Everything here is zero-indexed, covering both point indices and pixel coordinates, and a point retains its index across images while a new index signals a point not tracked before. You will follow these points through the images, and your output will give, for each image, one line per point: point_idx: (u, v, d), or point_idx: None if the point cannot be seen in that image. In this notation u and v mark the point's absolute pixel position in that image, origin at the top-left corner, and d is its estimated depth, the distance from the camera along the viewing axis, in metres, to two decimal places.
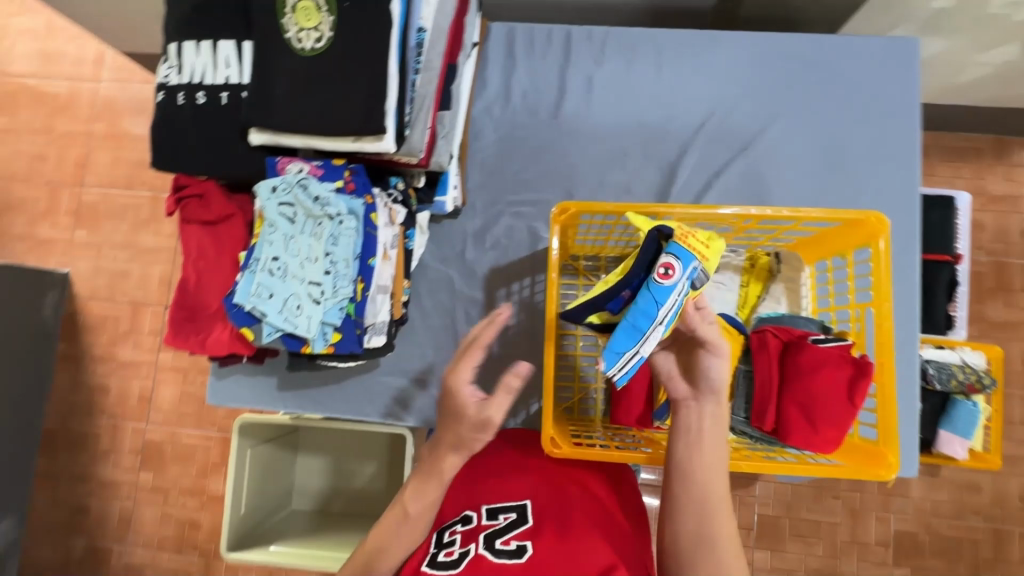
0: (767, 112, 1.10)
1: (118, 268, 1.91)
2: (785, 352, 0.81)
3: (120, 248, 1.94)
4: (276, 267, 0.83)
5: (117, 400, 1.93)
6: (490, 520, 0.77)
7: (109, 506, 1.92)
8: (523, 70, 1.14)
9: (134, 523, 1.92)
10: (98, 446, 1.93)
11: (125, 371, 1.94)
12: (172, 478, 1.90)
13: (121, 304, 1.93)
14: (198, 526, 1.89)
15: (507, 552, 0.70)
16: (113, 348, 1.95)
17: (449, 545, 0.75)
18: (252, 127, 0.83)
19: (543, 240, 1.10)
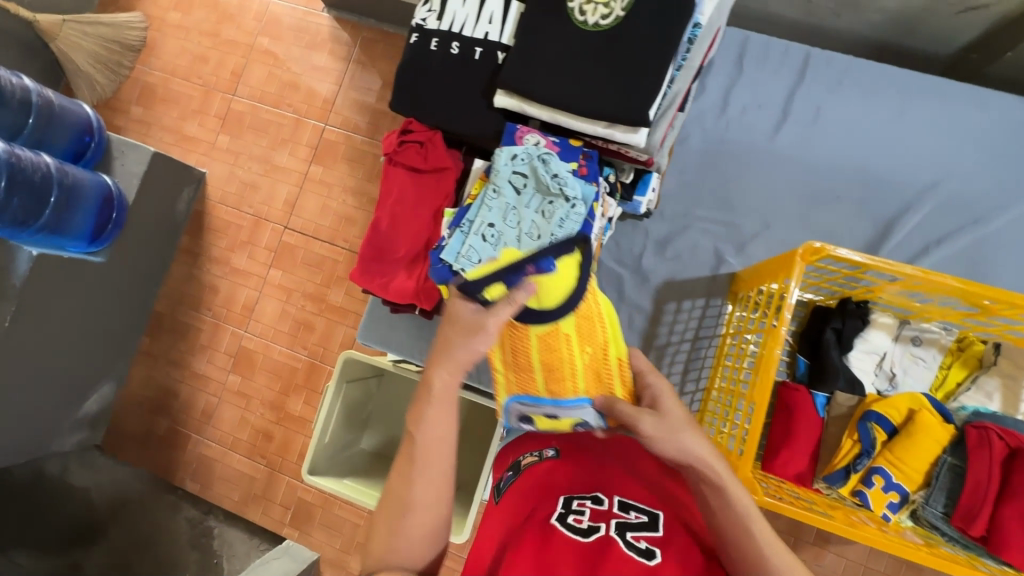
0: (1011, 187, 0.99)
1: (252, 179, 1.82)
2: (1012, 458, 0.74)
3: (257, 161, 1.84)
4: (491, 234, 0.82)
5: (224, 301, 1.82)
6: (624, 512, 0.57)
7: (197, 395, 1.81)
8: (749, 84, 1.07)
9: (215, 418, 1.78)
10: (198, 338, 1.82)
11: (238, 278, 1.83)
12: (258, 386, 1.77)
13: (246, 215, 1.84)
14: (271, 437, 1.74)
15: (638, 552, 0.53)
16: (230, 252, 1.85)
17: (578, 512, 0.57)
18: (502, 89, 0.81)
19: (726, 265, 1.05)
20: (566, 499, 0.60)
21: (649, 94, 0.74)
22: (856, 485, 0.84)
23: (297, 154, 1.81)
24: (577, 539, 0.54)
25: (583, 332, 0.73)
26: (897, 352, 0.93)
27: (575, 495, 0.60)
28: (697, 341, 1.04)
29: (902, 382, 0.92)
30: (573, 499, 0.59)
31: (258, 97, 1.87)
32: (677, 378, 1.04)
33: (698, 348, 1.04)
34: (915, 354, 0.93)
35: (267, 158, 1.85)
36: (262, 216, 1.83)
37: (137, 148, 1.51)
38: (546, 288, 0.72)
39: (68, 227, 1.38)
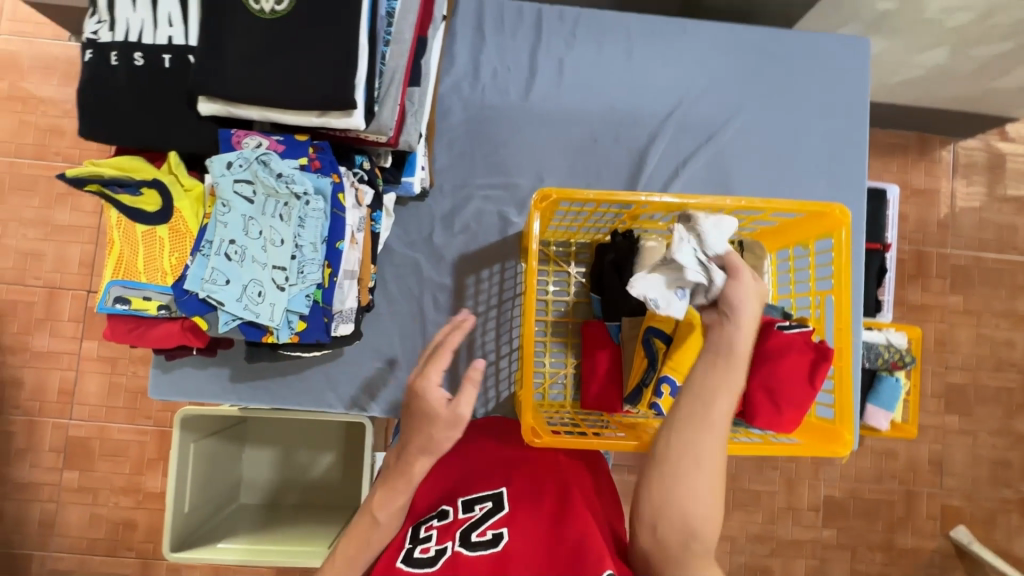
0: (732, 100, 1.11)
1: (30, 248, 1.65)
2: (752, 337, 0.84)
3: (32, 225, 1.67)
4: (234, 251, 0.77)
5: (34, 393, 1.69)
6: (466, 513, 0.74)
7: (28, 509, 1.69)
8: (493, 47, 1.10)
9: (58, 526, 1.70)
10: (12, 446, 1.69)
11: (48, 362, 1.69)
12: (103, 476, 1.70)
13: (34, 289, 1.68)
14: (134, 526, 1.71)
15: (482, 545, 0.69)
16: (27, 337, 1.69)
17: (425, 541, 0.72)
18: (201, 96, 0.75)
19: (512, 225, 1.08)
20: (415, 531, 0.75)
21: (349, 74, 0.73)
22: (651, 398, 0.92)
23: (79, 209, 1.67)
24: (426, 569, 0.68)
25: (174, 241, 0.84)
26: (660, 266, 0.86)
27: (422, 523, 0.76)
28: (502, 305, 1.07)
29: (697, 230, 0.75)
30: (422, 528, 0.75)
31: (14, 152, 1.68)
32: (491, 344, 1.06)
33: (504, 311, 1.07)
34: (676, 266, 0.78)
35: (44, 219, 1.68)
36: (55, 286, 1.69)
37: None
38: (132, 203, 0.83)
39: None
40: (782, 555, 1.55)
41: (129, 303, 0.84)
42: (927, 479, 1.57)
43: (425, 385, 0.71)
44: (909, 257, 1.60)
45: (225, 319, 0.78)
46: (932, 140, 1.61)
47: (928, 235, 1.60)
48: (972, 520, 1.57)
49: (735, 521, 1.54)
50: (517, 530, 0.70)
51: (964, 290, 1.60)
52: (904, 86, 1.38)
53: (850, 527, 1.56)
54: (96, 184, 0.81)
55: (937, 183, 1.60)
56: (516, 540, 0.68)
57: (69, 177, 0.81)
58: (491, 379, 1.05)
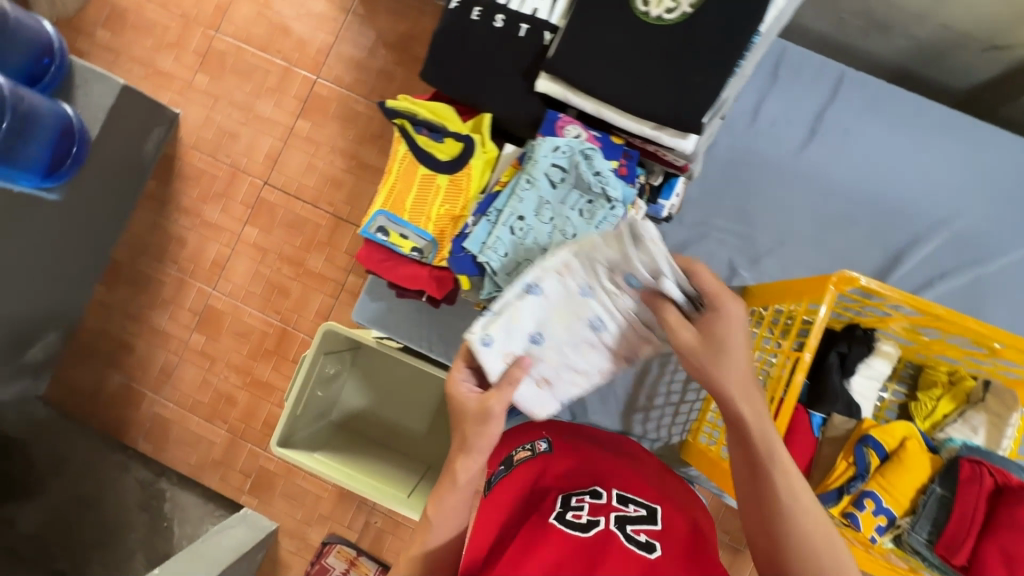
0: (1016, 230, 1.02)
1: (231, 127, 1.61)
2: (998, 495, 0.77)
3: (239, 106, 1.63)
4: (520, 227, 0.78)
5: (193, 256, 1.64)
6: (621, 505, 0.64)
7: (153, 355, 1.64)
8: (782, 95, 1.05)
9: (174, 378, 1.63)
10: (159, 294, 1.65)
11: (210, 234, 1.64)
12: (224, 349, 1.63)
13: (222, 166, 1.64)
14: (233, 403, 1.61)
15: (637, 543, 0.58)
16: (201, 205, 1.65)
17: (576, 508, 0.63)
18: (547, 73, 0.76)
19: (738, 277, 1.05)
20: (564, 498, 0.65)
21: (708, 100, 0.71)
22: (847, 507, 0.86)
23: (284, 106, 1.62)
24: (577, 533, 0.59)
25: (449, 193, 0.87)
26: (567, 314, 0.65)
27: (572, 493, 0.66)
28: None
29: (635, 233, 0.55)
30: (572, 496, 0.65)
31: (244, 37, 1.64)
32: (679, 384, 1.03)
33: None
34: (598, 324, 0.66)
35: (249, 105, 1.63)
36: (240, 168, 1.64)
37: (104, 78, 1.33)
38: (430, 146, 0.87)
39: (20, 158, 1.22)
40: None
41: (389, 237, 0.89)
42: None
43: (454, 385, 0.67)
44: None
45: (489, 287, 0.80)
46: None
47: None
48: None
49: None
50: (676, 547, 0.59)
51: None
52: None
53: None
54: (405, 121, 0.87)
55: None
56: (678, 556, 0.58)
57: (386, 106, 0.86)
58: (666, 417, 1.03)
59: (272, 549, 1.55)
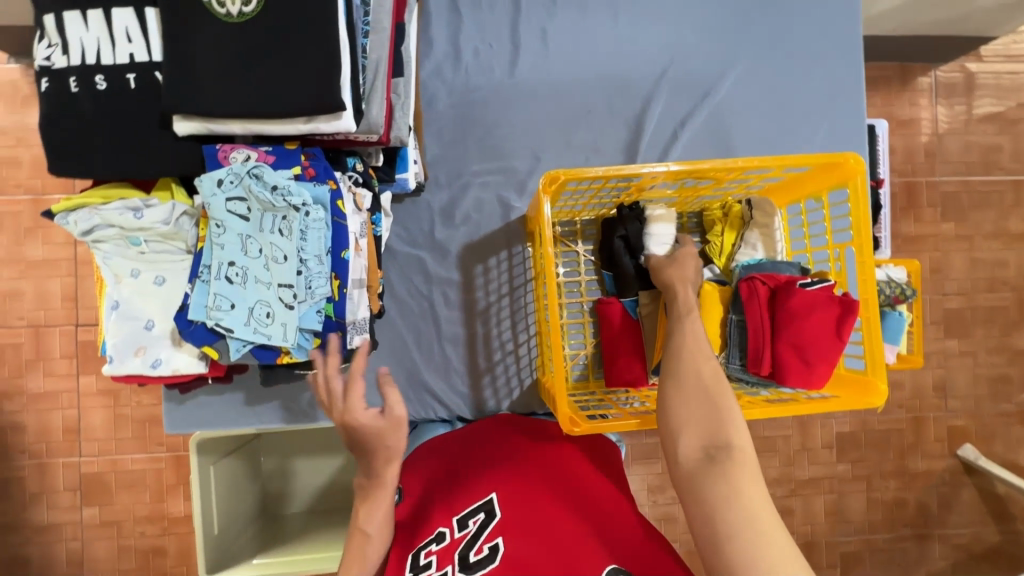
0: (723, 55, 1.08)
1: (6, 289, 1.57)
2: (774, 298, 0.83)
3: (3, 264, 1.58)
4: (235, 272, 0.73)
5: (38, 435, 1.63)
6: (462, 532, 0.68)
7: (52, 549, 1.66)
8: (471, 24, 1.04)
9: (88, 561, 1.67)
10: (26, 490, 1.65)
11: (47, 406, 1.63)
12: (124, 507, 1.67)
13: (20, 329, 1.60)
14: (165, 552, 1.69)
15: (478, 563, 0.62)
16: (20, 380, 1.62)
17: (427, 567, 0.66)
18: (175, 115, 0.70)
19: (515, 210, 1.05)
20: (415, 558, 0.69)
21: (335, 75, 0.68)
22: None
23: (51, 240, 1.59)
24: None
25: None
26: (153, 297, 0.81)
27: (420, 549, 0.69)
28: (514, 292, 1.04)
29: (83, 228, 0.77)
30: (421, 555, 0.68)
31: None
32: (508, 334, 1.04)
33: (517, 299, 1.05)
34: (162, 263, 0.81)
35: (15, 256, 1.58)
36: (41, 324, 1.61)
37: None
38: None
39: None
40: (801, 494, 1.60)
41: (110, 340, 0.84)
42: (935, 404, 1.61)
43: (352, 414, 0.66)
44: (900, 190, 1.59)
45: (236, 345, 0.74)
46: (915, 69, 1.58)
47: (917, 166, 1.59)
48: (978, 437, 1.62)
49: None
50: (514, 538, 0.62)
51: (955, 216, 1.60)
52: (887, 16, 1.34)
53: (864, 458, 1.60)
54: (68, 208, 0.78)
55: (922, 112, 1.58)
56: (513, 546, 0.62)
57: (51, 213, 0.78)
58: (512, 367, 1.04)
59: None
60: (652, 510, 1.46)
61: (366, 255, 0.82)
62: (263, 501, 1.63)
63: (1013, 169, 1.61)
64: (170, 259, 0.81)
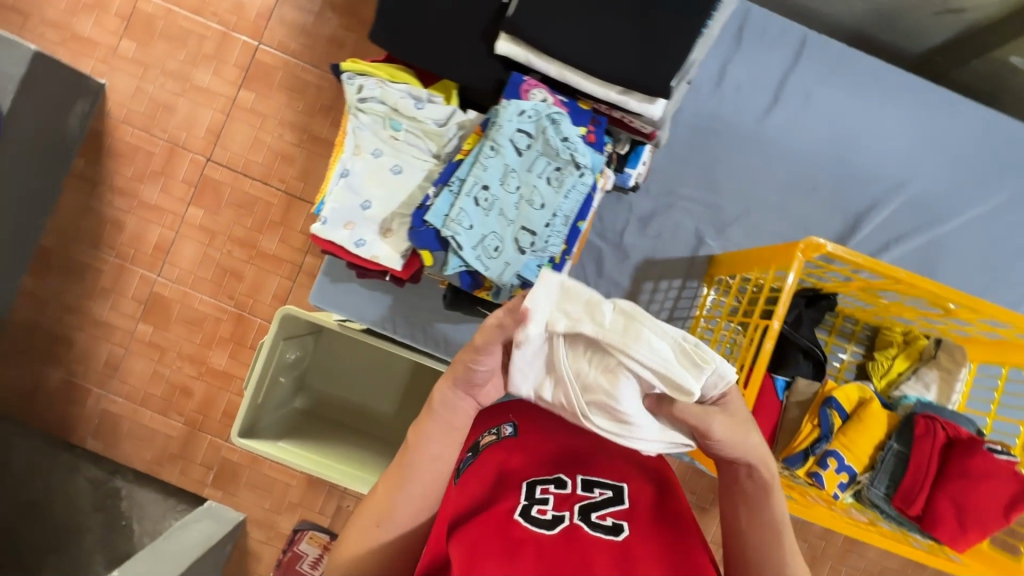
0: (966, 194, 1.05)
1: (165, 100, 1.58)
2: (949, 446, 0.81)
3: (172, 78, 1.59)
4: (485, 197, 0.74)
5: (131, 241, 1.63)
6: (587, 491, 0.60)
7: (96, 345, 1.64)
8: (746, 59, 1.04)
9: (121, 371, 1.65)
10: (98, 283, 1.63)
11: (151, 218, 1.63)
12: (174, 338, 1.63)
13: (158, 141, 1.61)
14: (190, 395, 1.64)
15: (602, 530, 0.57)
16: (139, 185, 1.62)
17: (541, 501, 0.60)
18: (506, 33, 0.71)
19: (705, 247, 1.04)
20: (528, 486, 0.62)
21: (671, 63, 0.69)
22: (812, 467, 0.88)
23: (223, 75, 1.58)
24: (542, 531, 0.56)
25: None
26: (382, 181, 0.82)
27: (537, 481, 0.63)
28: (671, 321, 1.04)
29: (360, 95, 0.79)
30: (537, 487, 0.61)
31: (175, 1, 1.59)
32: None
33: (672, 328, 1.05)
34: (406, 155, 0.82)
35: (184, 76, 1.59)
36: (178, 143, 1.61)
37: (14, 46, 1.33)
38: None
39: None
40: None
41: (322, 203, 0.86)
42: None
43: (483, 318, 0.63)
44: None
45: (453, 263, 0.76)
46: None
47: None
48: None
49: None
50: (644, 530, 0.57)
51: None
52: None
53: None
54: (353, 73, 0.80)
55: None
56: (640, 538, 0.57)
57: (338, 70, 0.80)
58: None
59: (241, 540, 1.63)
60: None
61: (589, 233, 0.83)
62: (293, 393, 1.53)
63: None
64: (414, 155, 0.82)
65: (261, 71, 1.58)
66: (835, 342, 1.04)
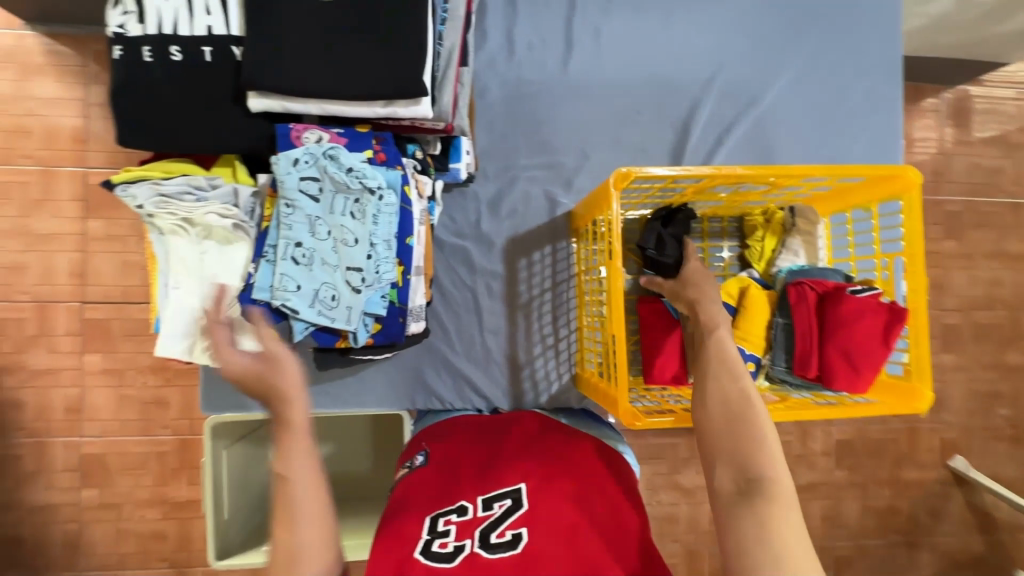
0: (769, 67, 1.10)
1: (11, 261, 1.33)
2: (823, 303, 0.85)
3: (11, 235, 1.33)
4: (301, 253, 0.72)
5: (38, 414, 1.37)
6: (486, 511, 0.68)
7: (49, 533, 1.39)
8: (526, 18, 1.05)
9: (86, 547, 1.40)
10: (20, 470, 1.37)
11: (49, 384, 1.37)
12: (125, 490, 1.40)
13: (23, 305, 1.35)
14: (165, 537, 1.42)
15: (502, 547, 0.63)
16: (22, 355, 1.36)
17: (444, 534, 0.67)
18: (252, 91, 0.69)
19: (561, 205, 1.06)
20: (433, 521, 0.69)
21: (418, 60, 0.69)
22: None
23: (62, 214, 1.35)
24: (441, 565, 0.62)
25: None
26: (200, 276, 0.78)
27: (440, 514, 0.70)
28: (557, 288, 1.06)
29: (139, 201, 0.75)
30: (438, 520, 0.68)
31: None
32: (549, 327, 1.05)
33: (559, 294, 1.06)
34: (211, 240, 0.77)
35: (24, 229, 1.34)
36: (47, 298, 1.36)
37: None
38: None
39: None
40: (835, 498, 1.53)
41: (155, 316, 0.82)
42: (965, 421, 1.55)
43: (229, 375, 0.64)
44: (931, 209, 1.53)
45: (299, 328, 0.74)
46: (926, 90, 1.53)
47: (975, 185, 1.54)
48: (1002, 458, 1.57)
49: (799, 477, 1.52)
50: (543, 530, 0.64)
51: (998, 232, 1.55)
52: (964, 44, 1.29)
53: (887, 471, 1.54)
54: (125, 178, 0.75)
55: (969, 135, 1.54)
56: (539, 538, 0.63)
57: (112, 184, 0.76)
58: (551, 362, 1.05)
59: None
60: (655, 509, 1.45)
61: (426, 245, 0.82)
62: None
63: (1013, 193, 1.55)
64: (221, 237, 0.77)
65: (100, 194, 1.36)
66: (710, 245, 1.08)
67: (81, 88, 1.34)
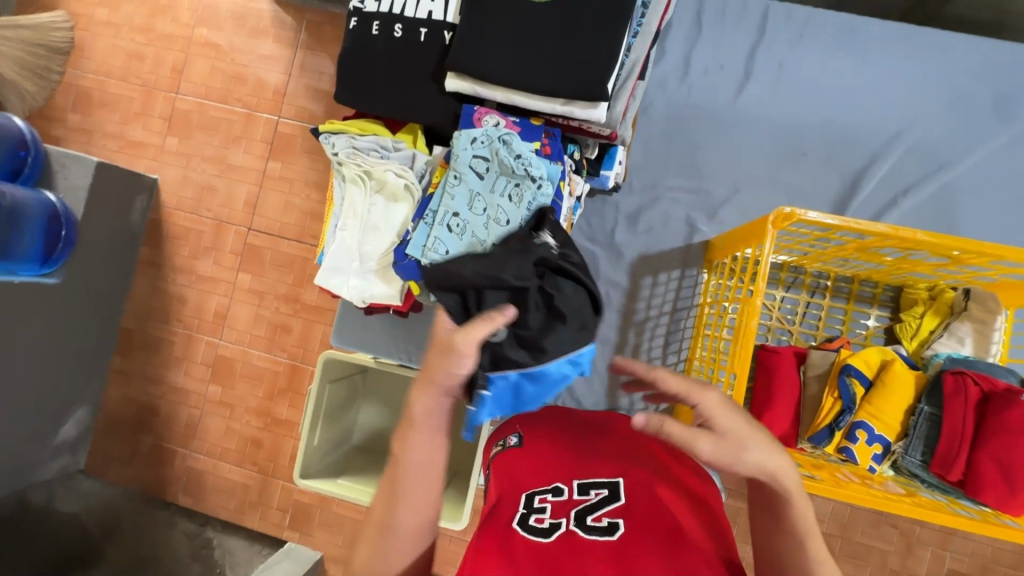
0: (972, 132, 0.99)
1: (208, 181, 1.59)
2: (984, 402, 0.76)
3: (212, 162, 1.60)
4: (456, 223, 0.79)
5: (194, 311, 1.62)
6: (582, 494, 0.62)
7: (177, 411, 1.63)
8: (708, 41, 1.05)
9: (201, 432, 1.62)
10: (171, 353, 1.64)
11: (208, 290, 1.62)
12: (240, 395, 1.61)
13: (206, 221, 1.61)
14: (260, 444, 1.60)
15: (597, 531, 0.57)
16: (194, 261, 1.63)
17: (539, 510, 0.61)
18: (451, 72, 0.78)
19: (699, 232, 1.04)
20: (528, 497, 0.64)
21: (603, 67, 0.73)
22: (841, 442, 0.84)
23: (253, 151, 1.59)
24: (538, 538, 0.57)
25: None
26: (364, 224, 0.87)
27: (535, 492, 0.64)
28: (675, 313, 1.04)
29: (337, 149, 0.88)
30: (534, 496, 0.63)
31: (204, 93, 1.62)
32: (658, 350, 1.04)
33: (677, 319, 1.04)
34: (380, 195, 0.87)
35: (222, 158, 1.60)
36: (224, 219, 1.61)
37: (79, 159, 1.36)
38: None
39: (13, 252, 1.25)
40: None
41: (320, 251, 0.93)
42: None
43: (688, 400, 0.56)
44: None
45: None
46: None
47: None
48: None
49: None
50: (641, 524, 0.57)
51: None
52: None
53: None
54: (334, 129, 0.89)
55: None
56: (637, 530, 0.57)
57: (319, 131, 0.90)
58: None
59: None
60: None
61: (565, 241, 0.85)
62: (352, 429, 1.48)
63: None
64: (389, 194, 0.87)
65: (284, 141, 1.58)
66: (854, 310, 0.99)
67: (291, 51, 1.56)
